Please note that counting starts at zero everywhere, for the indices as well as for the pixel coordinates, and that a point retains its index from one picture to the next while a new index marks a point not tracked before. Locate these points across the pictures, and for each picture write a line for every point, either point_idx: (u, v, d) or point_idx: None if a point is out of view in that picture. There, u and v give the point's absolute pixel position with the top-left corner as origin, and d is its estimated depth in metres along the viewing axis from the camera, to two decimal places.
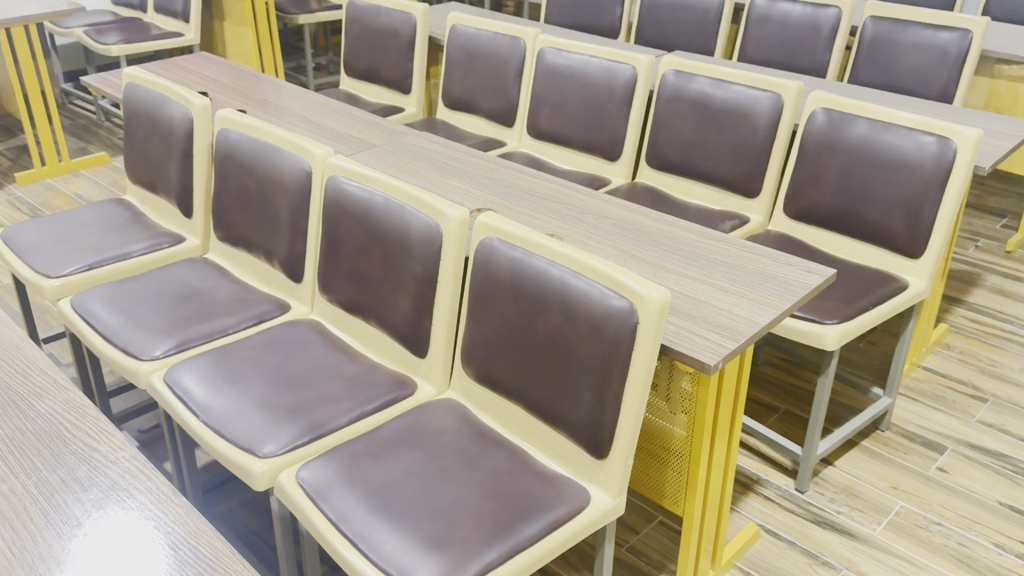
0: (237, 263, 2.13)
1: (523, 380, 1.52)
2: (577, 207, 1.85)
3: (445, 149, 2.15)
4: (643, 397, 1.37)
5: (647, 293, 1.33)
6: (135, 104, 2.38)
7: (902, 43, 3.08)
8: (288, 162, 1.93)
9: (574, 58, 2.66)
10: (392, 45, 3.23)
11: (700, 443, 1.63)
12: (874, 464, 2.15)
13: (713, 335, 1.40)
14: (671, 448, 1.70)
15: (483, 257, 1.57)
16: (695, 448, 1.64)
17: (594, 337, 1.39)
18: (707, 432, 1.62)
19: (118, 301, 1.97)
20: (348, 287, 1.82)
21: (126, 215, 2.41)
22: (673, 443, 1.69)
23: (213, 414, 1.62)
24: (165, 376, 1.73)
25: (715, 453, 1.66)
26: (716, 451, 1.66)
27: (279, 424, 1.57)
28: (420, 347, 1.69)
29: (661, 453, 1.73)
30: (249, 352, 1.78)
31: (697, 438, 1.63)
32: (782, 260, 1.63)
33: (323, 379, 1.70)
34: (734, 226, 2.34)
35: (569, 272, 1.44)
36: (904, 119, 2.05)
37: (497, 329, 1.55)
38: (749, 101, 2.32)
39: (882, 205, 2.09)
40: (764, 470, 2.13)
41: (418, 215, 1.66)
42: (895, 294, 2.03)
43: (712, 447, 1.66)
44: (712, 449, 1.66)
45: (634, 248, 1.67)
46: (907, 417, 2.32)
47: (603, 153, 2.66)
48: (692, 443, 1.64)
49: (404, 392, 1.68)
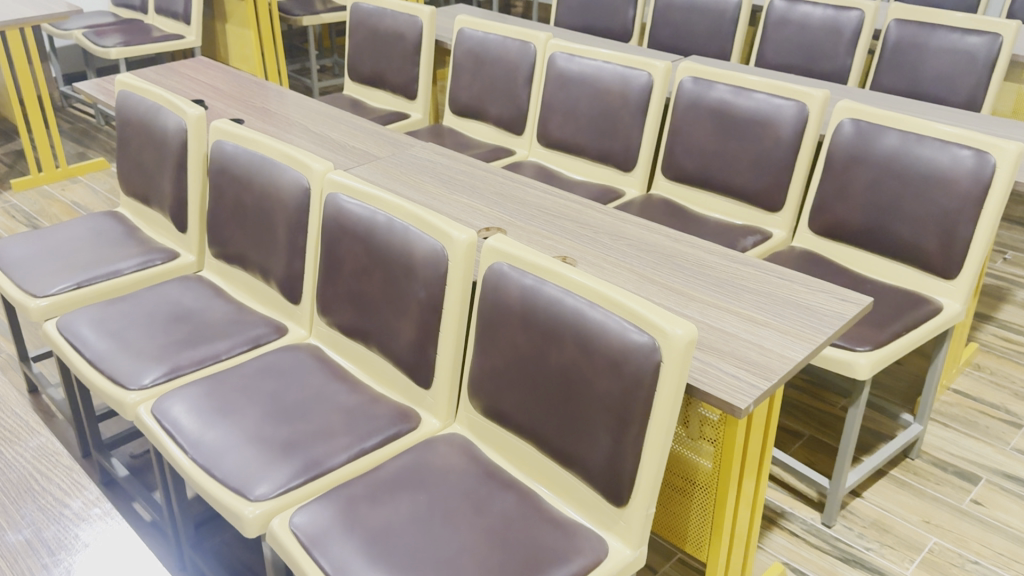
0: (233, 282, 2.03)
1: (535, 418, 1.40)
2: (592, 226, 1.74)
3: (452, 161, 2.05)
4: (666, 441, 1.26)
5: (670, 329, 1.21)
6: (128, 112, 2.27)
7: (928, 47, 2.96)
8: (286, 177, 1.82)
9: (587, 64, 2.54)
10: (397, 49, 3.12)
11: (728, 477, 1.51)
12: (904, 496, 2.03)
13: (742, 373, 1.28)
14: (694, 483, 1.59)
15: (492, 283, 1.46)
16: (722, 483, 1.52)
17: (612, 375, 1.27)
18: (735, 465, 1.50)
19: (108, 323, 1.87)
20: (349, 310, 1.71)
21: (119, 228, 2.31)
22: (697, 478, 1.58)
23: (203, 450, 1.51)
24: (154, 407, 1.63)
25: (744, 486, 1.55)
26: (745, 484, 1.55)
27: (273, 463, 1.46)
28: (425, 377, 1.58)
29: (683, 488, 1.61)
30: (243, 381, 1.67)
31: (725, 472, 1.51)
32: (813, 287, 1.51)
33: (321, 411, 1.60)
34: (756, 243, 2.22)
35: (585, 303, 1.32)
36: (938, 131, 1.93)
37: (507, 361, 1.44)
38: (771, 110, 2.20)
39: (914, 222, 1.97)
40: (789, 503, 2.02)
41: (423, 237, 1.55)
42: (929, 318, 1.91)
43: (740, 480, 1.55)
44: (740, 482, 1.55)
45: (654, 272, 1.56)
46: (937, 444, 2.20)
47: (617, 163, 2.54)
48: (718, 477, 1.53)
49: (406, 426, 1.57)
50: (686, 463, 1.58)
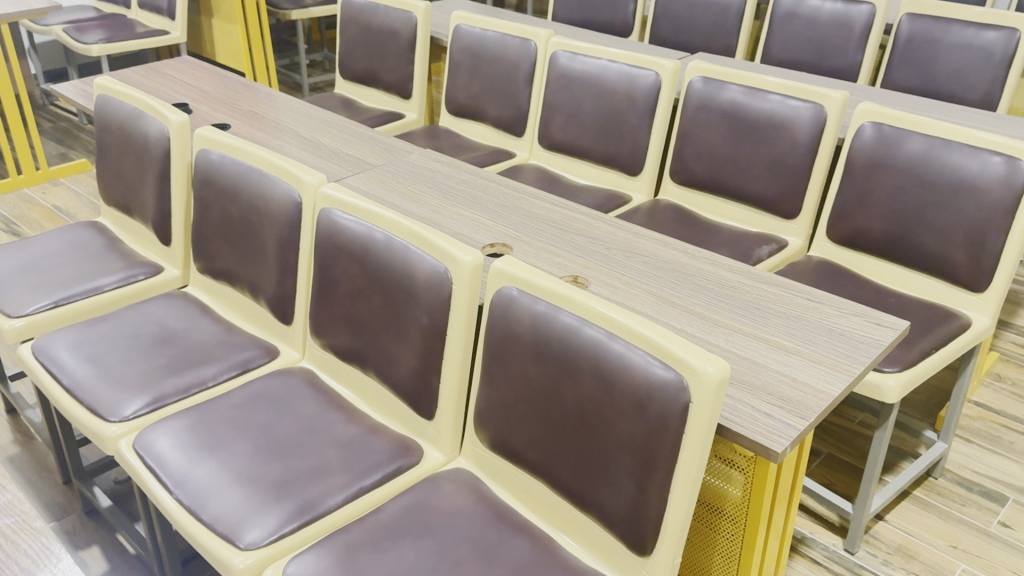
0: (220, 299, 1.91)
1: (549, 456, 1.30)
2: (604, 241, 1.63)
3: (452, 169, 1.93)
4: (694, 487, 1.15)
5: (701, 366, 1.10)
6: (107, 118, 2.15)
7: (943, 43, 2.85)
8: (276, 189, 1.70)
9: (591, 63, 2.43)
10: (390, 46, 2.99)
11: (759, 508, 1.41)
12: (929, 519, 1.94)
13: (776, 411, 1.18)
14: (721, 515, 1.48)
15: (500, 309, 1.35)
16: (753, 513, 1.42)
17: (635, 414, 1.17)
18: (767, 495, 1.40)
19: (87, 347, 1.75)
20: (344, 334, 1.60)
21: (100, 240, 2.19)
22: (723, 510, 1.48)
23: (189, 491, 1.40)
24: (136, 442, 1.52)
25: (775, 518, 1.45)
26: (776, 514, 1.45)
27: (264, 506, 1.35)
28: (427, 408, 1.47)
29: (707, 520, 1.51)
30: (231, 412, 1.56)
31: (756, 502, 1.41)
32: (844, 309, 1.41)
33: (315, 444, 1.49)
34: (771, 252, 2.12)
35: (604, 334, 1.22)
36: (966, 136, 1.83)
37: (517, 395, 1.33)
38: (787, 112, 2.10)
39: (941, 232, 1.86)
40: (810, 527, 1.92)
41: (425, 258, 1.44)
42: (956, 334, 1.82)
43: (772, 510, 1.45)
44: (771, 513, 1.45)
45: (674, 293, 1.45)
46: (961, 461, 2.10)
47: (623, 167, 2.43)
48: (749, 508, 1.42)
49: (408, 460, 1.46)
50: (712, 493, 1.47)
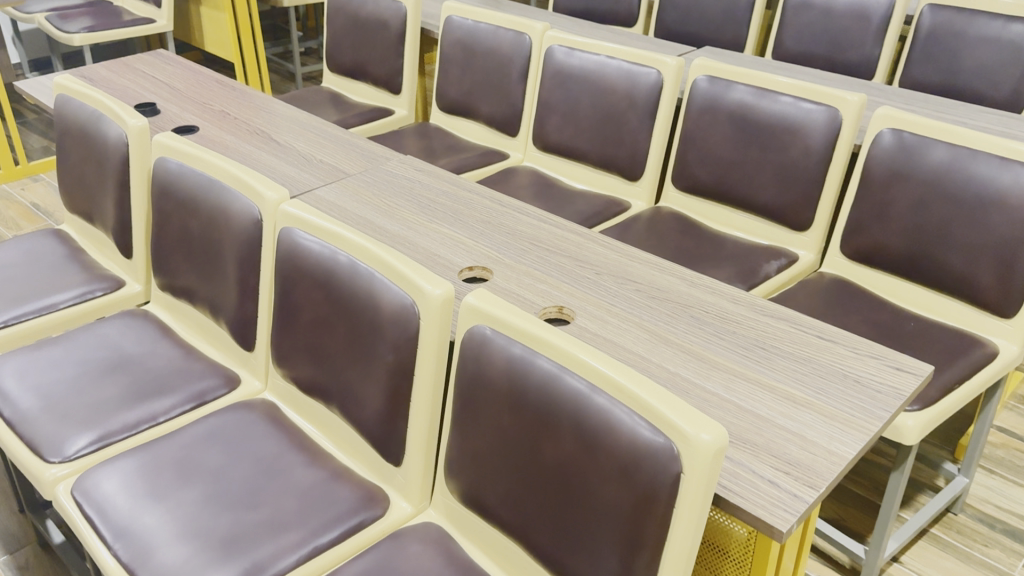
0: (183, 320, 1.77)
1: (525, 518, 1.15)
2: (594, 264, 1.48)
3: (434, 179, 1.78)
4: (686, 565, 1.01)
5: (694, 434, 0.95)
6: (66, 119, 2.00)
7: (967, 37, 2.67)
8: (236, 205, 1.56)
9: (589, 59, 2.27)
10: (378, 38, 2.83)
11: (766, 553, 1.24)
12: (948, 561, 1.79)
13: (781, 478, 1.03)
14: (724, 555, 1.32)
15: (472, 349, 1.20)
16: (759, 558, 1.26)
17: (620, 481, 1.02)
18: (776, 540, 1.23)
19: (32, 373, 1.61)
20: (307, 366, 1.45)
21: (60, 250, 2.05)
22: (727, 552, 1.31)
23: (127, 547, 1.27)
24: (76, 487, 1.38)
25: (783, 564, 1.29)
26: (785, 558, 1.28)
27: (208, 568, 1.22)
28: (394, 454, 1.33)
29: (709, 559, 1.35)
30: (182, 453, 1.42)
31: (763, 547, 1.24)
32: (859, 350, 1.26)
33: (271, 492, 1.35)
34: (780, 267, 1.96)
35: (587, 386, 1.07)
36: (996, 146, 1.66)
37: (491, 447, 1.18)
38: (799, 115, 1.94)
39: (967, 252, 1.70)
40: (818, 570, 1.78)
41: (391, 288, 1.29)
42: (981, 365, 1.66)
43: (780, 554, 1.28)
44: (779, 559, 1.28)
45: (669, 329, 1.30)
46: (983, 494, 1.95)
47: (622, 171, 2.27)
48: (755, 551, 1.26)
49: (371, 513, 1.32)
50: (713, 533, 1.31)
